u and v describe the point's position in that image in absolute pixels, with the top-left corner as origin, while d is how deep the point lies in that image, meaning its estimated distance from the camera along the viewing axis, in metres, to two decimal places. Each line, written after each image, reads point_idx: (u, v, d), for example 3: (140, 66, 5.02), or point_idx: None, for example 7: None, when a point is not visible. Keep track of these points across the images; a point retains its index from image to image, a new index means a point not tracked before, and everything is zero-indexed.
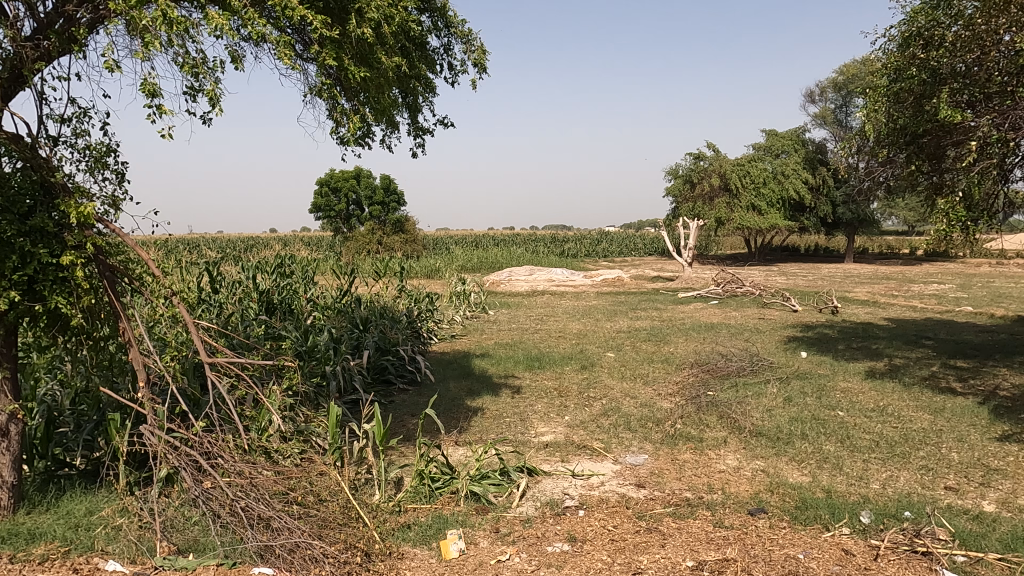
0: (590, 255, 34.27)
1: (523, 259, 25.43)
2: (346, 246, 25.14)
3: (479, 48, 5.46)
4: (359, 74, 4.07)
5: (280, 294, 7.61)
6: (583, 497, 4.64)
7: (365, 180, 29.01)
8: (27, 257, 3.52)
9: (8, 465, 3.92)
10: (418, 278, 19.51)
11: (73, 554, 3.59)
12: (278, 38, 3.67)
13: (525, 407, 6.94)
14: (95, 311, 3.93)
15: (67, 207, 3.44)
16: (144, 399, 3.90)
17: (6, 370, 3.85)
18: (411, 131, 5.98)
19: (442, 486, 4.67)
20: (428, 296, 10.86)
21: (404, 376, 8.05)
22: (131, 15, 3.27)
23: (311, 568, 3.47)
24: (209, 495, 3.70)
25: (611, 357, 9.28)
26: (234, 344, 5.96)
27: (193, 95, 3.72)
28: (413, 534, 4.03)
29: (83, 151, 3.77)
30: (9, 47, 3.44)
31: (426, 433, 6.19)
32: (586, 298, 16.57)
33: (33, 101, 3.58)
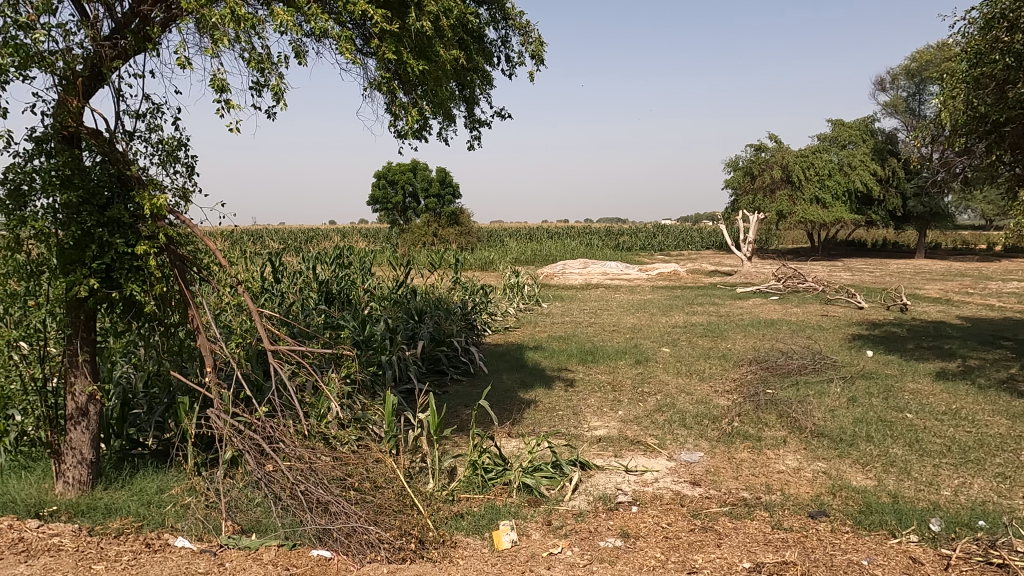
0: (645, 248, 33.80)
1: (577, 251, 25.32)
2: (402, 237, 25.59)
3: (536, 40, 5.45)
4: (418, 67, 4.13)
5: (339, 285, 7.80)
6: (636, 493, 4.58)
7: (421, 172, 29.34)
8: (105, 247, 3.75)
9: (88, 443, 4.13)
10: (472, 270, 19.62)
11: (146, 529, 3.79)
12: (340, 33, 3.75)
13: (578, 400, 6.90)
14: (166, 299, 4.11)
15: (141, 199, 3.61)
16: (211, 384, 4.03)
17: (86, 353, 4.02)
18: (468, 124, 6.02)
19: (495, 476, 4.71)
20: (482, 288, 10.92)
21: (459, 367, 8.14)
22: (202, 13, 3.41)
23: (368, 552, 3.57)
24: (271, 478, 3.82)
25: (666, 353, 9.13)
26: (295, 333, 6.21)
27: (259, 89, 3.84)
28: (466, 523, 4.09)
29: (156, 146, 3.93)
30: (89, 47, 3.62)
31: (480, 424, 6.25)
32: (641, 292, 16.35)
33: (110, 98, 3.75)
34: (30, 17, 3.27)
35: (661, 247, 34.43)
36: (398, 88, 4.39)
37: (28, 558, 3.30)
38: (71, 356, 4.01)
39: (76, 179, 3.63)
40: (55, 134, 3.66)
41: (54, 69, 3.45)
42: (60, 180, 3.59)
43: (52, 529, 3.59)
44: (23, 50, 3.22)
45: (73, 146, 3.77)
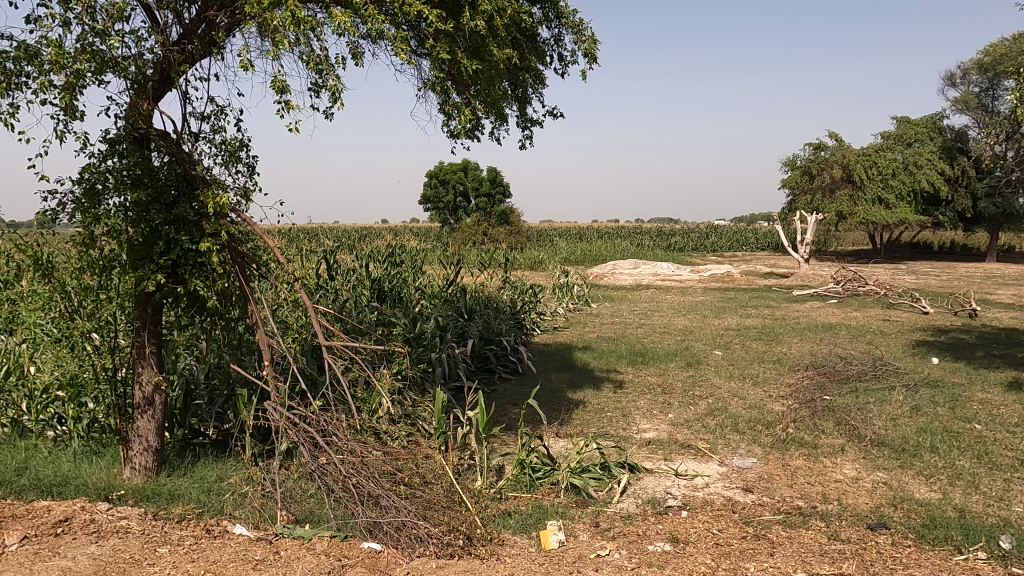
0: (697, 249, 33.20)
1: (627, 252, 25.07)
2: (452, 237, 25.87)
3: (590, 39, 5.42)
4: (471, 67, 4.17)
5: (390, 282, 7.93)
6: (686, 497, 4.51)
7: (472, 172, 29.53)
8: (171, 243, 3.91)
9: (153, 431, 4.31)
10: (521, 269, 19.66)
11: (206, 515, 3.94)
12: (395, 34, 3.81)
13: (627, 402, 6.83)
14: (227, 294, 4.27)
15: (205, 198, 3.75)
16: (269, 377, 4.16)
17: (152, 345, 4.19)
18: (520, 123, 6.03)
19: (543, 476, 4.70)
20: (531, 288, 10.91)
21: (507, 366, 8.16)
22: (264, 16, 3.52)
23: (417, 547, 3.62)
24: (324, 470, 3.92)
25: (719, 356, 8.94)
26: (348, 329, 6.34)
27: (317, 90, 3.93)
28: (514, 522, 4.10)
29: (219, 146, 4.08)
30: (159, 52, 3.78)
31: (528, 423, 6.26)
32: (692, 294, 16.07)
33: (178, 101, 3.90)
34: (106, 24, 3.44)
35: (714, 248, 33.74)
36: (451, 88, 4.44)
37: (98, 538, 3.47)
38: (139, 348, 4.19)
39: (145, 179, 3.80)
40: (127, 136, 3.83)
41: (126, 74, 3.61)
42: (131, 180, 3.76)
43: (120, 512, 3.76)
44: (99, 56, 3.39)
45: (143, 147, 3.94)
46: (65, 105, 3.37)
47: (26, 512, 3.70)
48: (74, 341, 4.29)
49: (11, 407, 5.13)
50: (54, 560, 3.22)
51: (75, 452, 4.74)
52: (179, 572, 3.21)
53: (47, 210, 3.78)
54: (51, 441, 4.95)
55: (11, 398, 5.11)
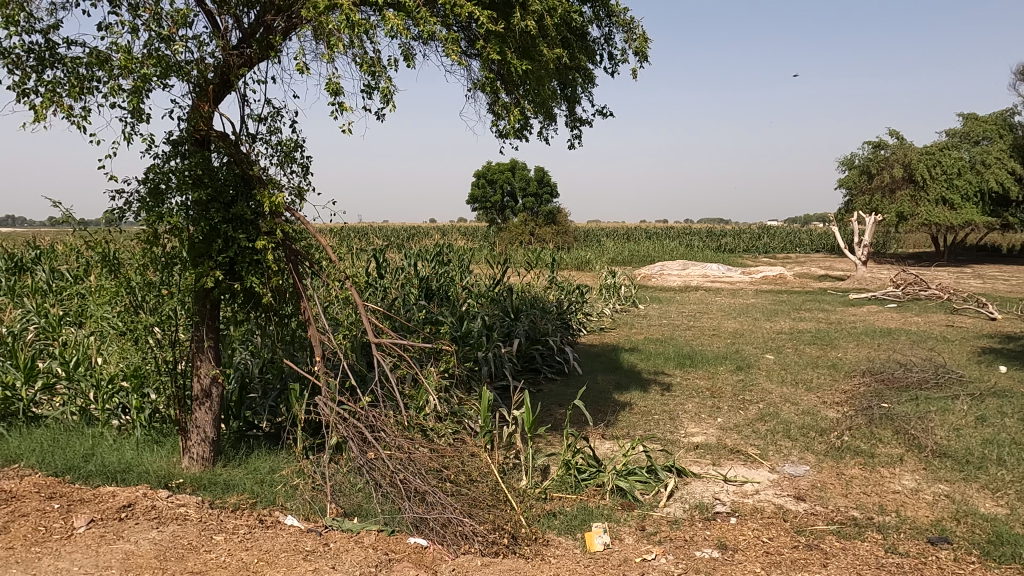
0: (749, 251, 32.47)
1: (676, 253, 24.69)
2: (500, 237, 25.98)
3: (641, 37, 5.36)
4: (521, 67, 4.18)
5: (438, 281, 8.00)
6: (735, 504, 4.42)
7: (519, 172, 29.52)
8: (230, 241, 4.05)
9: (210, 422, 4.47)
10: (568, 269, 19.59)
11: (259, 506, 4.06)
12: (447, 36, 3.85)
13: (675, 405, 6.73)
14: (282, 292, 4.39)
15: (262, 197, 3.87)
16: (320, 373, 4.25)
17: (210, 340, 4.35)
18: (569, 123, 6.01)
19: (588, 477, 4.67)
20: (578, 288, 10.86)
21: (553, 366, 8.14)
22: (320, 20, 3.61)
23: (462, 544, 3.64)
24: (372, 465, 3.98)
25: (770, 360, 8.73)
26: (397, 326, 6.43)
27: (370, 92, 4.01)
28: (559, 522, 4.09)
29: (275, 147, 4.19)
30: (219, 56, 3.91)
31: (574, 424, 6.24)
32: (743, 296, 15.73)
33: (237, 103, 4.03)
34: (171, 29, 3.57)
35: (766, 249, 32.93)
36: (501, 88, 4.46)
37: (159, 524, 3.61)
38: (198, 342, 4.35)
39: (206, 178, 3.94)
40: (189, 137, 3.98)
41: (189, 77, 3.75)
42: (192, 179, 3.90)
43: (179, 500, 3.91)
44: (164, 60, 3.52)
45: (204, 148, 4.08)
46: (132, 108, 3.52)
47: (92, 497, 3.88)
48: (139, 335, 4.48)
49: (79, 396, 5.38)
50: (118, 543, 3.37)
51: (137, 441, 4.94)
52: (234, 559, 3.31)
53: (115, 209, 3.96)
54: (115, 429, 5.17)
55: (79, 387, 5.37)
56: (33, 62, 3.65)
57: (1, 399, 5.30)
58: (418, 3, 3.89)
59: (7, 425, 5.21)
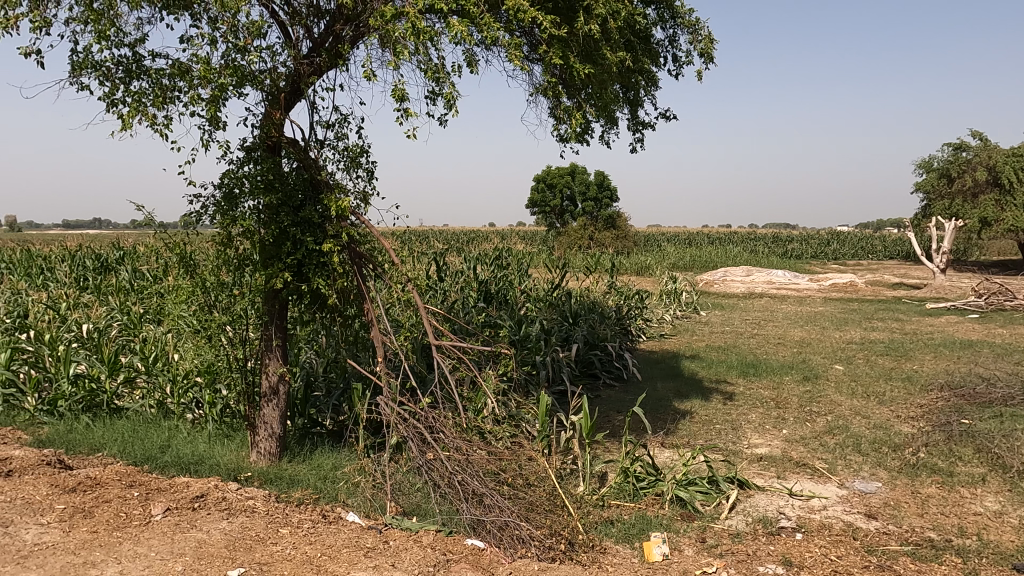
0: (817, 256, 31.35)
1: (740, 258, 24.05)
2: (559, 241, 25.95)
3: (706, 38, 5.27)
4: (584, 70, 4.16)
5: (497, 285, 8.04)
6: (801, 519, 4.26)
7: (579, 176, 29.40)
8: (298, 244, 4.19)
9: (277, 419, 4.62)
10: (627, 274, 19.37)
11: (322, 502, 4.18)
12: (510, 41, 3.88)
13: (737, 415, 6.55)
14: (346, 293, 4.50)
15: (329, 202, 3.98)
16: (382, 373, 4.34)
17: (278, 339, 4.50)
18: (631, 126, 5.97)
19: (647, 486, 4.59)
20: (638, 294, 10.72)
21: (612, 372, 8.05)
22: (387, 28, 3.70)
23: (519, 548, 3.64)
24: (431, 466, 4.03)
25: (840, 370, 8.39)
26: (456, 329, 6.50)
27: (434, 98, 4.07)
28: (616, 530, 4.04)
29: (342, 153, 4.31)
30: (291, 65, 4.06)
31: (633, 431, 6.16)
32: (811, 304, 15.19)
33: (306, 110, 4.17)
34: (246, 41, 3.73)
35: (836, 255, 31.69)
36: (563, 92, 4.46)
37: (229, 515, 3.76)
38: (266, 341, 4.50)
39: (277, 183, 4.08)
40: (261, 144, 4.13)
41: (262, 86, 3.90)
42: (264, 184, 4.06)
43: (248, 492, 4.05)
44: (240, 70, 3.68)
45: (276, 154, 4.24)
46: (210, 116, 3.69)
47: (169, 486, 4.07)
48: (212, 333, 4.68)
49: (157, 390, 5.66)
50: (191, 532, 3.52)
51: (210, 434, 5.16)
52: (298, 553, 3.41)
53: (192, 212, 4.14)
54: (189, 423, 5.42)
55: (158, 381, 5.65)
56: (121, 74, 3.87)
57: (88, 391, 5.62)
58: (482, 9, 3.93)
59: (93, 416, 5.53)
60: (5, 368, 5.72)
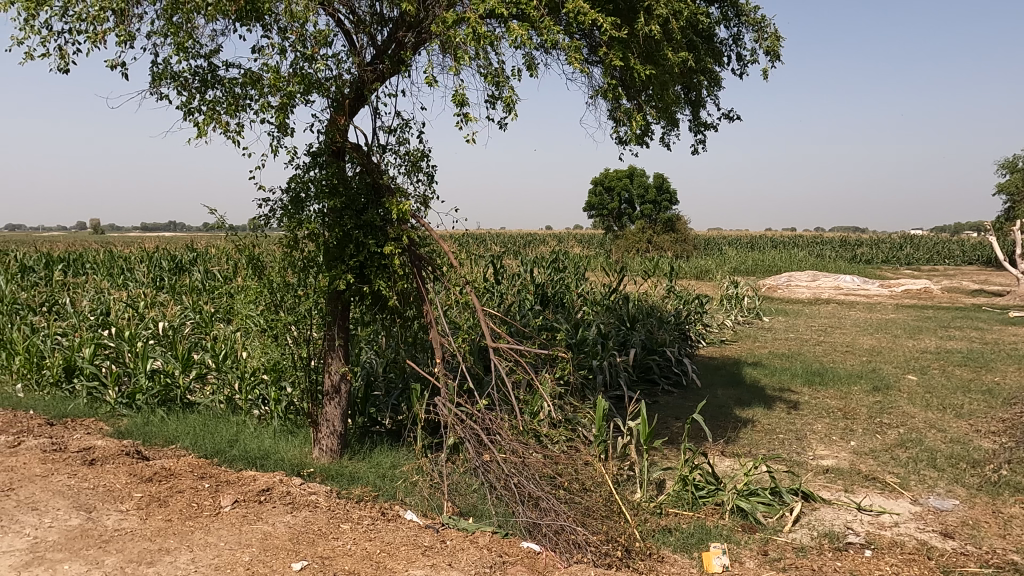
0: (888, 261, 29.98)
1: (805, 263, 23.26)
2: (616, 244, 25.70)
3: (772, 36, 5.14)
4: (645, 72, 4.11)
5: (554, 288, 8.02)
6: (870, 535, 4.08)
7: (638, 178, 29.05)
8: (360, 247, 4.29)
9: (338, 417, 4.73)
10: (687, 278, 19.01)
11: (381, 499, 4.26)
12: (570, 44, 3.87)
13: (802, 425, 6.33)
14: (406, 295, 4.58)
15: (390, 205, 4.06)
16: (440, 374, 4.39)
17: (340, 339, 4.61)
18: (692, 127, 5.86)
19: (706, 495, 4.48)
20: (697, 298, 10.51)
21: (670, 377, 7.92)
22: (448, 34, 3.76)
23: (574, 553, 3.61)
24: (487, 467, 4.06)
25: (913, 381, 8.00)
26: (513, 332, 6.51)
27: (493, 102, 4.10)
28: (674, 539, 3.97)
29: (403, 157, 4.39)
30: (355, 72, 4.17)
31: (692, 438, 6.04)
32: (882, 311, 14.54)
33: (369, 116, 4.27)
34: (313, 49, 3.85)
35: (909, 261, 30.25)
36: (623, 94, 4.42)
37: (293, 509, 3.88)
38: (329, 341, 4.63)
39: (341, 188, 4.21)
40: (326, 149, 4.26)
41: (328, 93, 4.02)
42: (329, 189, 4.19)
43: (311, 488, 4.17)
44: (307, 78, 3.80)
45: (340, 159, 4.36)
46: (279, 123, 3.82)
47: (237, 479, 4.23)
48: (278, 332, 4.84)
49: (225, 386, 5.90)
50: (258, 524, 3.65)
51: (275, 430, 5.34)
52: (359, 548, 3.48)
53: (261, 215, 4.31)
54: (256, 418, 5.62)
55: (227, 378, 5.88)
56: (198, 83, 4.05)
57: (163, 385, 5.90)
58: (543, 13, 3.93)
59: (167, 410, 5.81)
60: (88, 363, 6.08)
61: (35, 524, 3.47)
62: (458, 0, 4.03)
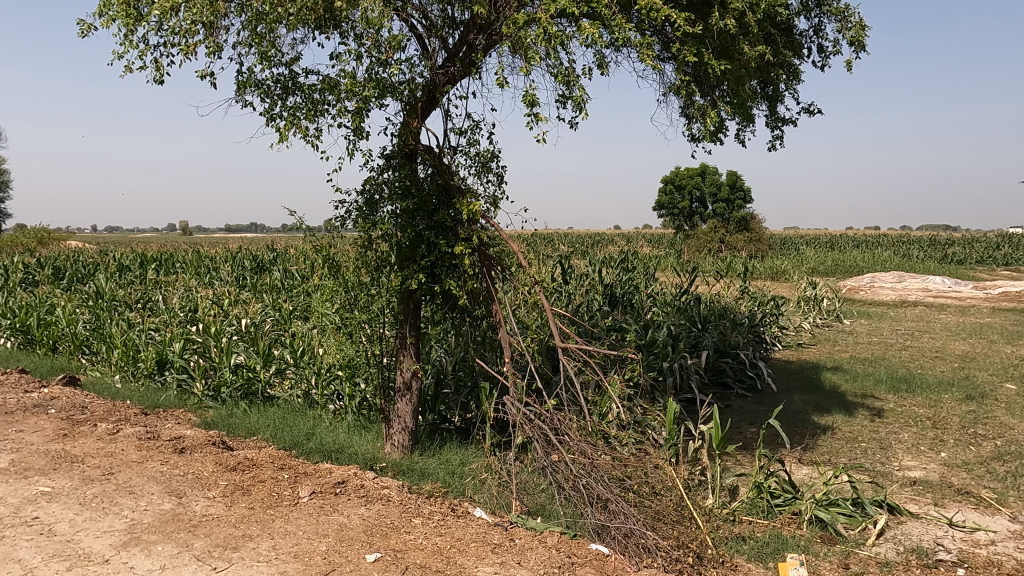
0: (983, 262, 28.07)
1: (890, 263, 22.09)
2: (687, 244, 25.18)
3: (856, 25, 4.91)
4: (720, 66, 4.01)
5: (623, 288, 7.93)
6: (963, 553, 3.84)
7: (710, 176, 28.30)
8: (432, 247, 4.37)
9: (409, 413, 4.83)
10: (761, 279, 18.42)
11: (450, 496, 4.33)
12: (642, 41, 3.82)
13: (887, 433, 6.02)
14: (476, 295, 4.62)
15: (461, 206, 4.12)
16: (509, 374, 4.40)
17: (411, 337, 4.71)
18: (769, 123, 5.68)
19: (783, 503, 4.32)
20: (773, 300, 10.15)
21: (744, 381, 7.68)
22: (519, 35, 3.78)
23: (644, 557, 3.56)
24: (556, 467, 4.06)
25: (1012, 390, 7.46)
26: (581, 332, 6.48)
27: (564, 102, 4.10)
28: (748, 548, 3.86)
29: (474, 158, 4.45)
30: (427, 75, 4.25)
31: (767, 444, 5.85)
32: (977, 314, 13.62)
33: (441, 118, 4.35)
34: (387, 54, 3.95)
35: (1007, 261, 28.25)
36: (696, 90, 4.33)
37: (367, 502, 3.99)
38: (401, 339, 4.74)
39: (413, 189, 4.32)
40: (399, 152, 4.37)
41: (401, 97, 4.11)
42: (401, 190, 4.30)
43: (384, 482, 4.28)
44: (381, 83, 3.90)
45: (412, 161, 4.45)
46: (355, 127, 3.94)
47: (314, 471, 4.39)
48: (352, 330, 4.99)
49: (303, 381, 6.13)
50: (334, 515, 3.78)
51: (349, 424, 5.51)
52: (430, 543, 3.55)
53: (337, 217, 4.47)
54: (332, 413, 5.81)
55: (304, 373, 6.11)
56: (279, 90, 4.23)
57: (245, 379, 6.18)
58: (614, 10, 3.89)
59: (249, 403, 6.09)
60: (179, 356, 6.45)
61: (132, 507, 3.71)
62: (529, 0, 4.04)
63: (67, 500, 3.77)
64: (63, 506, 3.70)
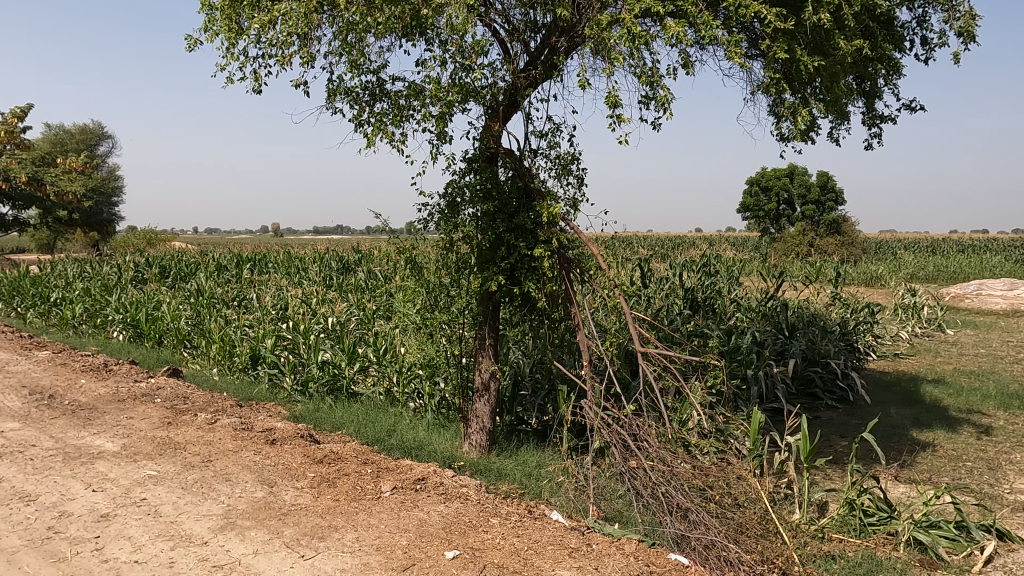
0: None
1: (1000, 269, 20.47)
2: (774, 248, 24.25)
3: (965, 14, 4.59)
4: (812, 62, 3.84)
5: (705, 293, 7.73)
6: None
7: (799, 177, 27.11)
8: (511, 249, 4.41)
9: (487, 414, 4.88)
10: (854, 285, 17.49)
11: (527, 497, 4.35)
12: (730, 38, 3.71)
13: (996, 453, 5.58)
14: (554, 297, 4.62)
15: (541, 208, 4.13)
16: (587, 377, 4.37)
17: (490, 339, 4.77)
18: (866, 120, 5.39)
19: (877, 522, 4.08)
20: (867, 307, 9.62)
21: (835, 393, 7.31)
22: (602, 36, 3.75)
23: (726, 570, 3.44)
24: (634, 474, 3.99)
25: None
26: (661, 337, 6.36)
27: (647, 103, 4.04)
28: (838, 567, 3.68)
29: (554, 160, 4.45)
30: (509, 79, 4.29)
31: (860, 459, 5.55)
32: None
33: (522, 121, 4.38)
34: (471, 59, 4.01)
35: None
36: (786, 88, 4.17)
37: (446, 499, 4.06)
38: (480, 340, 4.81)
39: (494, 192, 4.36)
40: (481, 155, 4.43)
41: (484, 101, 4.17)
42: (483, 193, 4.35)
43: (463, 480, 4.35)
44: (465, 87, 3.96)
45: (493, 164, 4.50)
46: (438, 131, 4.02)
47: (396, 467, 4.51)
48: (433, 330, 5.09)
49: (385, 379, 6.31)
50: (414, 510, 3.87)
51: (429, 423, 5.64)
52: (507, 543, 3.57)
53: (419, 219, 4.58)
54: (412, 411, 5.95)
55: (386, 371, 6.29)
56: (368, 97, 4.38)
57: (331, 375, 6.43)
58: (701, 8, 3.81)
59: (335, 398, 6.32)
60: (270, 352, 6.79)
61: (228, 493, 3.93)
62: (612, 1, 4.00)
63: (171, 484, 4.03)
64: (167, 489, 3.96)
